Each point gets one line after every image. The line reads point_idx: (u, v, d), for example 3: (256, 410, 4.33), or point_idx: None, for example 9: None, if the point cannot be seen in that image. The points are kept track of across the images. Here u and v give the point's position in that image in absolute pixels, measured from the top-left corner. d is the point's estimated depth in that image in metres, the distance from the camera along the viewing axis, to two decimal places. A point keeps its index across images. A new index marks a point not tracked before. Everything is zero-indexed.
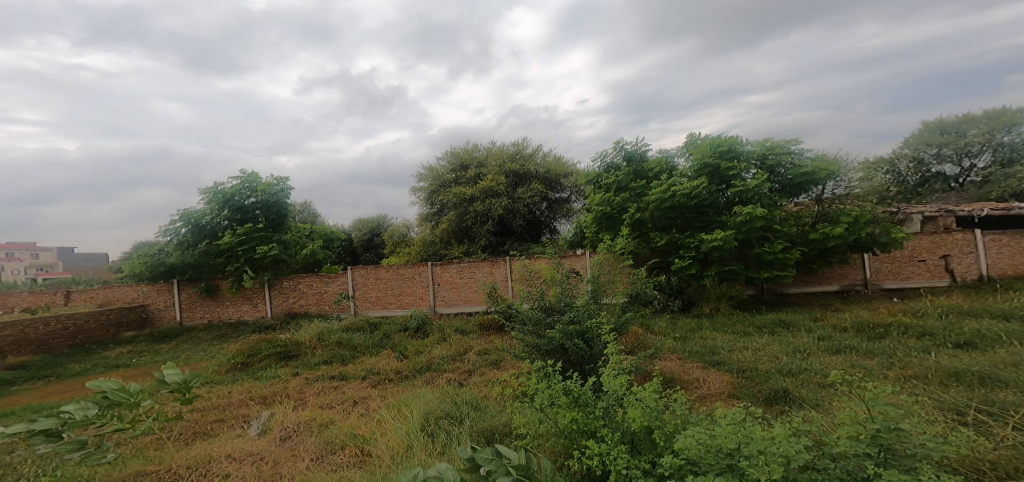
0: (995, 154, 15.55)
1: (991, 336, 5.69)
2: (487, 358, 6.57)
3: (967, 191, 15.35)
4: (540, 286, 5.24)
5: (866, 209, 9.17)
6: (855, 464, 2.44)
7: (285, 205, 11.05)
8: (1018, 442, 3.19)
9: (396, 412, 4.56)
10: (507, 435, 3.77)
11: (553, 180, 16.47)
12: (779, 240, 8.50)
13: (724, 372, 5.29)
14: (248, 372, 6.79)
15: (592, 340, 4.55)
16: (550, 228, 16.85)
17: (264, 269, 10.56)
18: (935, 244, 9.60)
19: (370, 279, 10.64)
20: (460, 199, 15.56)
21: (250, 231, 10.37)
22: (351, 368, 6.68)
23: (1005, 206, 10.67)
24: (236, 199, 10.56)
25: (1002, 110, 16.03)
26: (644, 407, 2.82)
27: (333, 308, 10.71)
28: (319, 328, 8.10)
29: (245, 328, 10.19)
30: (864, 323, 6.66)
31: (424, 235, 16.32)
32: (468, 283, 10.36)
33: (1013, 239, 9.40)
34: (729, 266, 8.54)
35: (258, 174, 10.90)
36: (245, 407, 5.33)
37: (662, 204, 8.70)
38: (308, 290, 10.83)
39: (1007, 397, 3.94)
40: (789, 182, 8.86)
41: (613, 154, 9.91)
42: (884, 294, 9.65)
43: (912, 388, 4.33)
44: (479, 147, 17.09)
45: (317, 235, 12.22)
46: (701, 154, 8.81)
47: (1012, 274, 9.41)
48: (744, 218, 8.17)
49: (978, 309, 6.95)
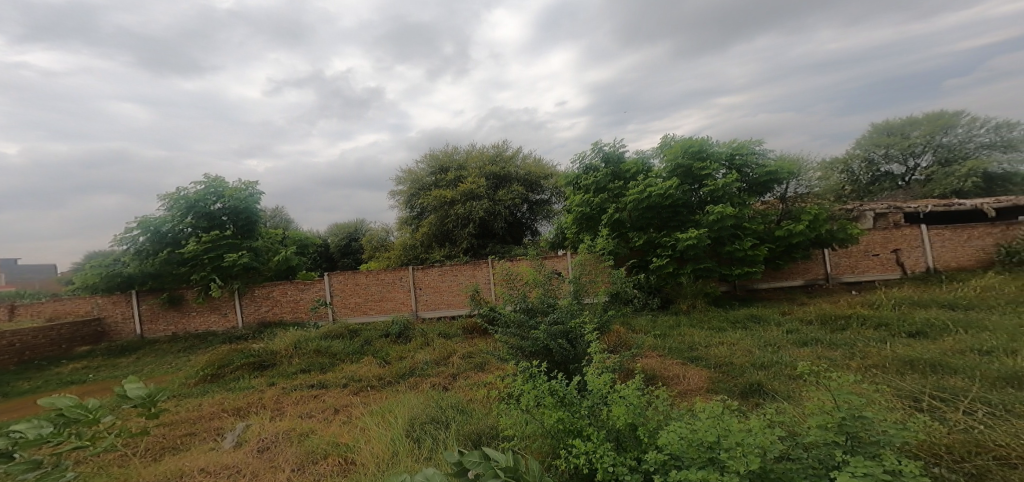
0: (936, 154, 16.56)
1: (940, 325, 6.06)
2: (472, 360, 6.56)
3: (912, 189, 16.29)
4: (522, 288, 5.21)
5: (825, 206, 9.58)
6: (826, 453, 2.55)
7: (255, 211, 10.70)
8: (969, 426, 3.47)
9: (380, 418, 4.48)
10: (494, 437, 3.76)
11: (532, 182, 16.53)
12: (748, 237, 8.80)
13: (702, 367, 5.44)
14: (220, 384, 6.55)
15: (576, 340, 4.62)
16: (531, 230, 16.82)
17: (233, 278, 10.18)
18: (887, 239, 10.14)
19: (349, 285, 10.42)
20: (440, 202, 15.50)
21: (217, 238, 9.96)
22: (331, 376, 6.52)
23: (947, 203, 11.37)
24: (201, 205, 10.15)
25: (940, 113, 17.09)
26: (628, 404, 2.86)
27: (310, 315, 10.45)
28: (294, 336, 7.85)
29: (212, 338, 9.79)
30: (829, 315, 6.98)
31: (403, 239, 16.14)
32: (451, 287, 10.30)
33: (956, 234, 10.02)
34: (704, 264, 8.78)
35: (224, 179, 10.47)
36: (218, 420, 5.14)
37: (640, 204, 8.87)
38: (282, 298, 10.50)
39: (956, 383, 4.22)
40: (755, 181, 9.19)
41: (592, 155, 10.07)
42: (844, 287, 10.12)
43: (872, 377, 4.57)
44: (459, 150, 17.02)
45: (289, 242, 11.94)
46: (674, 155, 9.04)
47: (955, 267, 10.04)
48: (716, 217, 8.43)
49: (927, 300, 7.38)
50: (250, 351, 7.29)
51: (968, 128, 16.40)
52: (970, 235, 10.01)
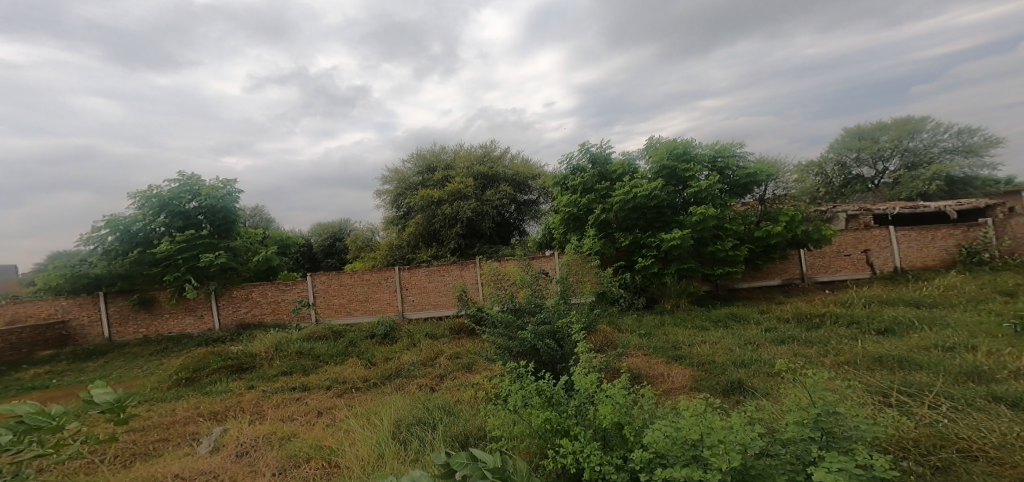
0: (903, 158, 17.22)
1: (907, 322, 6.29)
2: (459, 361, 6.52)
3: (881, 192, 16.89)
4: (509, 288, 5.21)
5: (801, 208, 9.84)
6: (803, 449, 2.62)
7: (233, 210, 10.43)
8: (934, 420, 3.63)
9: (365, 421, 4.42)
10: (481, 438, 3.75)
11: (520, 182, 16.47)
12: (729, 238, 8.98)
13: (686, 366, 5.53)
14: (195, 388, 6.36)
15: (563, 340, 4.64)
16: (518, 230, 16.80)
17: (209, 279, 9.90)
18: (858, 240, 10.47)
19: (332, 285, 10.24)
20: (427, 202, 15.37)
21: (192, 238, 9.68)
22: (313, 378, 6.40)
23: (913, 205, 11.83)
24: (176, 204, 9.85)
25: (907, 118, 17.75)
26: (614, 404, 2.88)
27: (291, 317, 10.24)
28: (275, 338, 7.68)
29: (187, 341, 9.50)
30: (804, 313, 7.19)
31: (389, 239, 15.98)
32: (438, 287, 10.24)
33: (921, 235, 10.44)
34: (688, 264, 8.92)
35: (200, 177, 10.19)
36: (194, 424, 5.00)
37: (626, 205, 8.96)
38: (262, 299, 10.25)
39: (922, 378, 4.40)
40: (736, 183, 9.37)
41: (579, 157, 10.10)
42: (818, 286, 10.42)
43: (845, 373, 4.73)
44: (446, 149, 16.92)
45: (269, 242, 11.68)
46: (660, 157, 9.14)
47: (920, 266, 10.44)
48: (699, 218, 8.57)
49: (895, 298, 7.66)
50: (227, 354, 7.10)
51: (932, 133, 17.08)
52: (934, 236, 10.43)
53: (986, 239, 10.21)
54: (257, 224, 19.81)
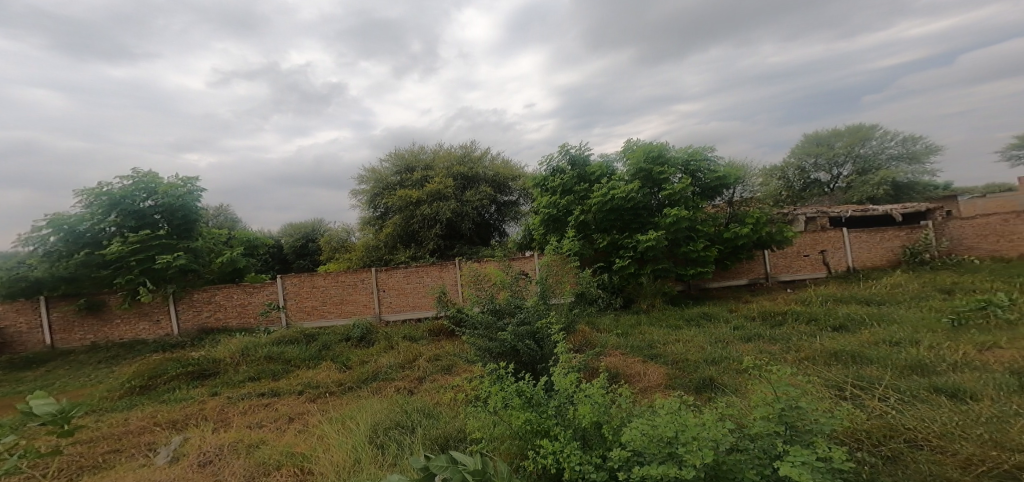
0: (855, 164, 18.21)
1: (859, 319, 6.64)
2: (439, 363, 6.44)
3: (836, 195, 17.79)
4: (489, 290, 5.19)
5: (765, 210, 10.22)
6: (769, 443, 2.72)
7: (193, 209, 9.91)
8: (884, 411, 3.85)
9: (340, 426, 4.30)
10: (461, 440, 3.71)
11: (501, 183, 16.37)
12: (701, 239, 9.22)
13: (661, 364, 5.65)
14: (150, 396, 6.03)
15: (543, 340, 4.65)
16: (499, 231, 16.75)
17: (166, 282, 9.41)
18: (816, 241, 10.97)
19: (304, 287, 9.94)
20: (405, 202, 15.13)
21: (147, 238, 9.16)
22: (284, 383, 6.18)
23: (863, 208, 12.50)
24: (129, 202, 9.30)
25: (859, 126, 18.75)
26: (593, 403, 2.91)
27: (259, 321, 9.85)
28: (242, 342, 7.37)
29: (140, 347, 9.00)
30: (768, 311, 7.48)
31: (365, 240, 15.74)
32: (416, 289, 10.12)
33: (871, 236, 11.04)
34: (662, 264, 9.11)
35: (157, 174, 9.65)
36: (150, 434, 4.74)
37: (604, 206, 9.08)
38: (226, 302, 9.83)
39: (873, 372, 4.66)
40: (707, 186, 9.63)
41: (558, 158, 10.16)
42: (780, 285, 10.85)
43: (805, 368, 4.96)
44: (425, 149, 16.71)
45: (235, 243, 11.24)
46: (637, 159, 9.30)
47: (870, 266, 11.05)
48: (672, 220, 8.76)
49: (849, 296, 8.06)
50: (187, 360, 6.78)
51: (881, 140, 18.12)
52: (883, 237, 11.06)
53: (926, 240, 10.92)
54: (221, 223, 19.04)
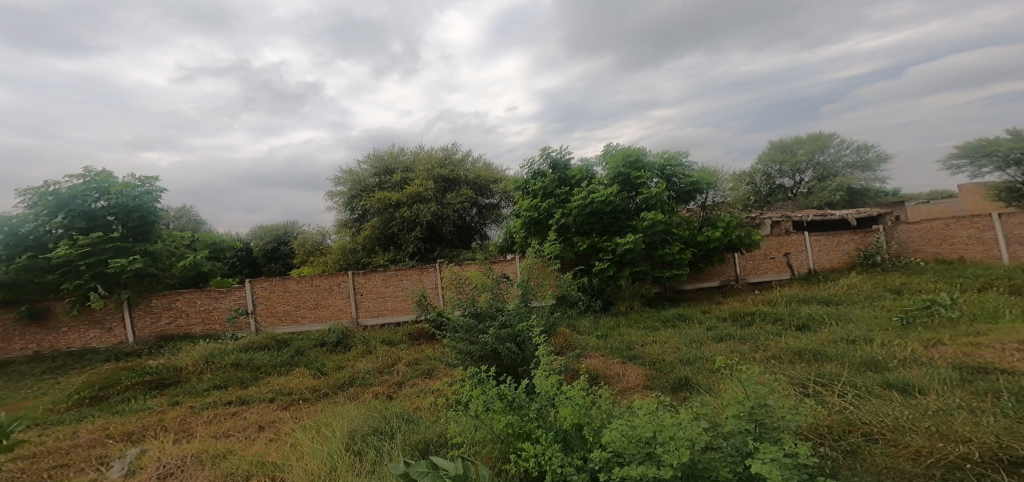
0: (815, 170, 18.96)
1: (819, 318, 6.93)
2: (419, 367, 6.36)
3: (798, 200, 18.50)
4: (471, 293, 5.16)
5: (735, 215, 10.53)
6: (740, 440, 2.79)
7: (151, 210, 9.38)
8: (844, 406, 4.02)
9: (315, 433, 4.18)
10: (442, 445, 3.67)
11: (482, 185, 16.24)
12: (676, 242, 9.41)
13: (639, 365, 5.73)
14: (101, 407, 5.71)
15: (524, 343, 4.65)
16: (480, 234, 16.62)
17: (120, 287, 8.96)
18: (780, 244, 11.38)
19: (276, 292, 9.67)
20: (384, 205, 14.90)
21: (98, 241, 8.64)
22: (254, 391, 5.97)
23: (822, 213, 13.05)
24: (79, 203, 8.76)
25: (818, 134, 19.53)
26: (574, 405, 2.92)
27: (226, 327, 9.50)
28: (207, 349, 7.07)
29: (92, 356, 8.53)
30: (739, 312, 7.71)
31: (342, 243, 15.51)
32: (395, 293, 9.99)
33: (829, 240, 11.56)
34: (640, 267, 9.24)
35: (111, 173, 9.13)
36: (105, 447, 4.50)
37: (584, 210, 9.19)
38: (189, 308, 9.46)
39: (833, 369, 4.86)
40: (681, 190, 9.85)
41: (540, 162, 10.20)
42: (749, 287, 11.19)
43: (772, 367, 5.13)
44: (405, 151, 16.51)
45: (199, 247, 10.81)
46: (615, 164, 9.43)
47: (829, 268, 11.54)
48: (649, 223, 8.91)
49: (811, 297, 8.39)
50: (144, 369, 6.51)
51: (838, 148, 18.94)
52: (840, 241, 11.59)
53: (878, 243, 11.54)
54: (183, 225, 18.29)
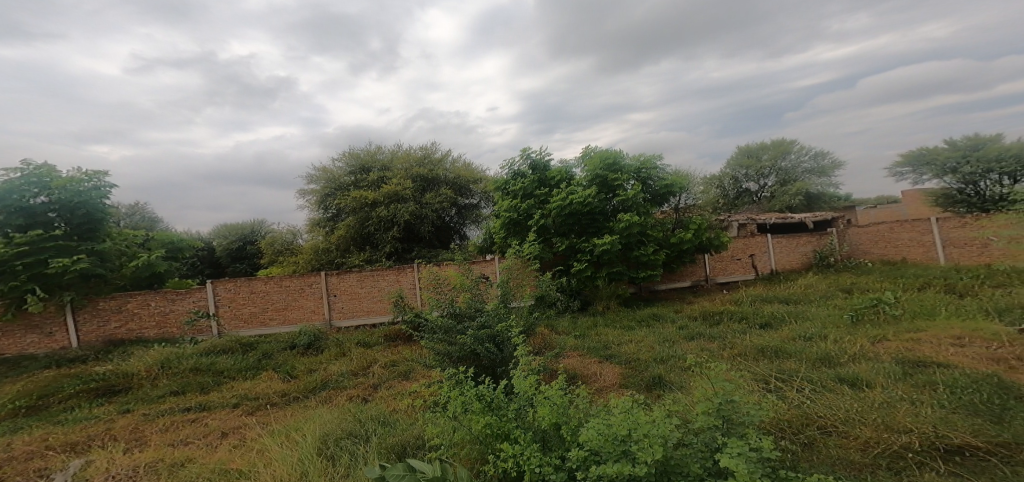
0: (777, 175, 19.69)
1: (780, 316, 7.20)
2: (396, 369, 6.27)
3: (762, 204, 19.17)
4: (449, 294, 5.11)
5: (705, 217, 10.81)
6: (710, 436, 2.87)
7: (98, 207, 8.82)
8: (802, 401, 4.19)
9: (284, 438, 4.06)
10: (419, 448, 3.63)
11: (462, 186, 16.13)
12: (651, 243, 9.59)
13: (615, 364, 5.81)
14: (41, 417, 5.38)
15: (503, 344, 4.65)
16: (459, 234, 16.51)
17: (63, 289, 8.45)
18: (746, 246, 11.77)
19: (243, 293, 9.36)
20: (360, 203, 14.60)
21: (38, 240, 8.10)
22: (217, 395, 5.75)
23: (783, 216, 13.56)
24: (16, 198, 8.18)
25: (779, 140, 20.29)
26: (552, 405, 2.94)
27: (184, 330, 9.12)
28: (163, 354, 6.77)
29: (32, 363, 8.01)
30: (708, 311, 7.92)
31: (314, 243, 15.18)
32: (371, 294, 9.82)
33: (789, 241, 12.04)
34: (616, 268, 9.37)
35: (54, 167, 8.57)
36: (51, 458, 4.24)
37: (563, 211, 9.28)
38: (141, 311, 9.06)
39: (792, 365, 5.06)
40: (656, 193, 10.05)
41: (520, 162, 10.20)
42: (717, 287, 11.51)
43: (738, 364, 5.30)
44: (383, 150, 16.28)
45: (153, 246, 10.33)
46: (593, 166, 9.54)
47: (789, 268, 12.01)
48: (625, 225, 9.06)
49: (772, 296, 8.71)
50: (89, 376, 6.17)
51: (798, 155, 19.72)
52: (799, 242, 12.09)
53: (832, 245, 12.11)
54: (137, 224, 17.41)
